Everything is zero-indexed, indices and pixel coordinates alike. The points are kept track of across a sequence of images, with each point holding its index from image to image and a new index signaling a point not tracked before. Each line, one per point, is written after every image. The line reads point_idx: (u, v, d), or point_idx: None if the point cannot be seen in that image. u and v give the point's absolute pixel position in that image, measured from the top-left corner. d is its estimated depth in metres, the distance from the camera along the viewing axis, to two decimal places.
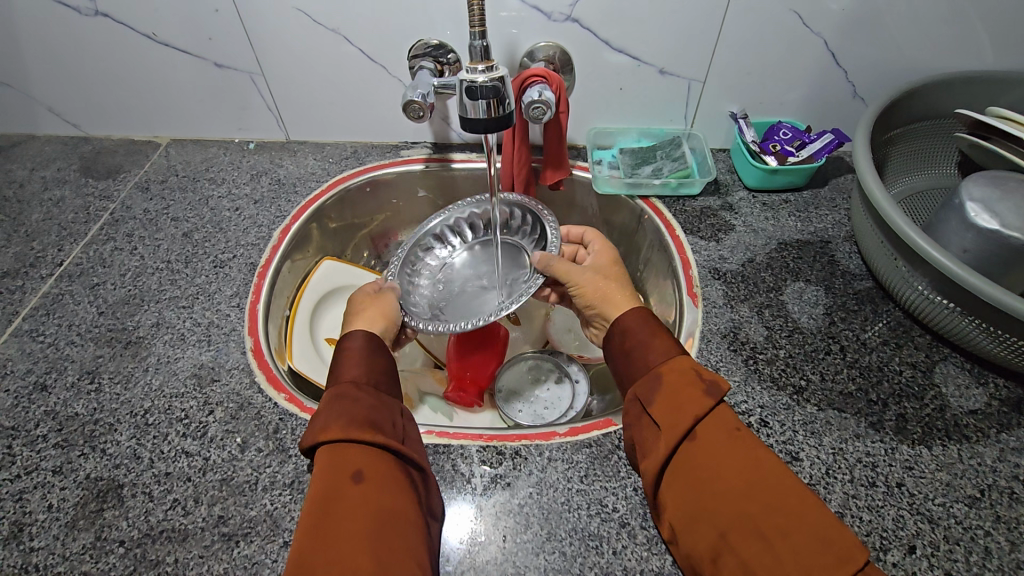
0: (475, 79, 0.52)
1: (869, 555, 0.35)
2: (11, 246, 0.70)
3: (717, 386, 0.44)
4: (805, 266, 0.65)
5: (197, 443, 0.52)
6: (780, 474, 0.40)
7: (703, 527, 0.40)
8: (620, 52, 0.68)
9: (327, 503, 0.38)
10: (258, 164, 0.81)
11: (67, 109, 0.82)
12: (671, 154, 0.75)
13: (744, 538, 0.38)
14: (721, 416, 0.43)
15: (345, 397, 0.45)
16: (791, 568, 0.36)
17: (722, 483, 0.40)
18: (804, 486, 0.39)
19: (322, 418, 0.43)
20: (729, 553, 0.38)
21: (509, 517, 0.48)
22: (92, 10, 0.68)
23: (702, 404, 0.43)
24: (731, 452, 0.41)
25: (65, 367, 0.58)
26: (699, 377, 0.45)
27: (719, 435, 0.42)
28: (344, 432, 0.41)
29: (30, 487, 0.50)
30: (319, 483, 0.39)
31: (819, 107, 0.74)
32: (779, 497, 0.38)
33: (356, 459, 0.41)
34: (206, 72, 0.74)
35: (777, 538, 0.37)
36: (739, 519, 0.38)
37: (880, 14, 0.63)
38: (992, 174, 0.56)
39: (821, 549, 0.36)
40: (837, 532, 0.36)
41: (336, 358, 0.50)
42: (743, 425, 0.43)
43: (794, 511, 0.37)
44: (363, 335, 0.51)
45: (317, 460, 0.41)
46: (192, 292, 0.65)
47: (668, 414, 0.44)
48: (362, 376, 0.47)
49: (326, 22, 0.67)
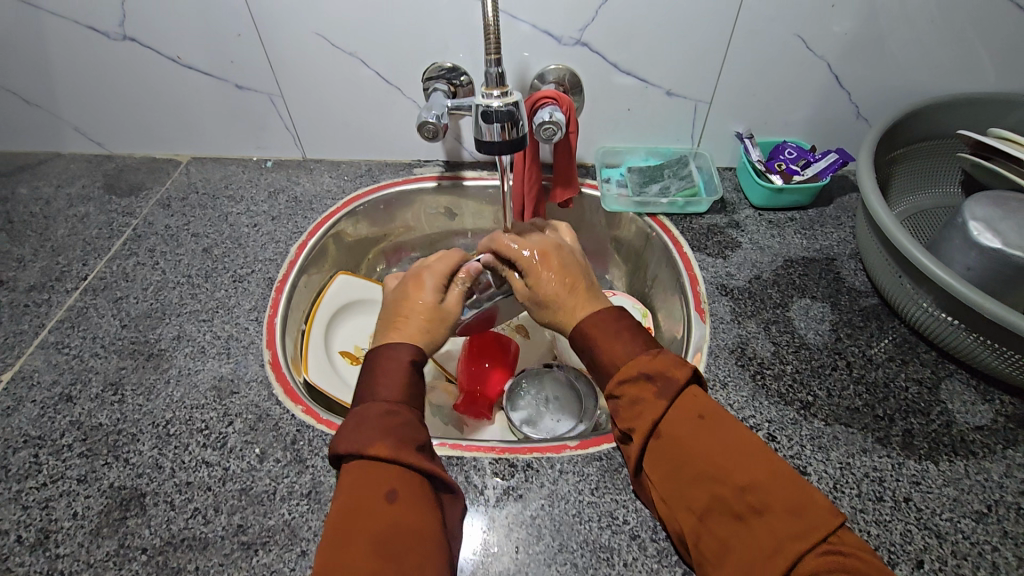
0: (491, 104, 0.54)
1: (841, 517, 0.37)
2: (37, 261, 0.73)
3: (672, 380, 0.44)
4: (811, 283, 0.66)
5: (217, 453, 0.54)
6: (751, 453, 0.41)
7: (683, 512, 0.42)
8: (628, 74, 0.70)
9: (359, 516, 0.39)
10: (276, 182, 0.83)
11: (92, 129, 0.85)
12: (679, 173, 0.77)
13: (721, 520, 0.39)
14: (684, 406, 0.44)
15: (393, 414, 0.44)
16: (767, 542, 0.37)
17: (698, 472, 0.41)
18: (771, 459, 0.40)
19: (368, 430, 0.42)
20: (707, 535, 0.40)
21: (522, 529, 0.49)
22: (120, 35, 0.71)
23: (658, 407, 0.44)
24: (704, 440, 0.42)
25: (90, 378, 0.60)
26: (649, 376, 0.45)
27: (685, 423, 0.43)
28: (392, 452, 0.41)
29: (55, 495, 0.51)
30: (349, 497, 0.40)
31: (824, 128, 0.76)
32: (755, 473, 0.40)
33: (390, 477, 0.40)
34: (228, 93, 0.77)
35: (750, 515, 0.38)
36: (716, 503, 0.40)
37: (882, 37, 0.65)
38: (994, 194, 0.57)
39: (797, 521, 0.37)
40: (807, 501, 0.38)
41: (377, 363, 0.49)
42: (708, 409, 0.44)
43: (767, 486, 0.39)
44: (412, 350, 0.50)
45: (355, 471, 0.41)
46: (212, 305, 0.67)
47: (632, 417, 0.45)
48: (401, 395, 0.47)
49: (344, 47, 0.70)
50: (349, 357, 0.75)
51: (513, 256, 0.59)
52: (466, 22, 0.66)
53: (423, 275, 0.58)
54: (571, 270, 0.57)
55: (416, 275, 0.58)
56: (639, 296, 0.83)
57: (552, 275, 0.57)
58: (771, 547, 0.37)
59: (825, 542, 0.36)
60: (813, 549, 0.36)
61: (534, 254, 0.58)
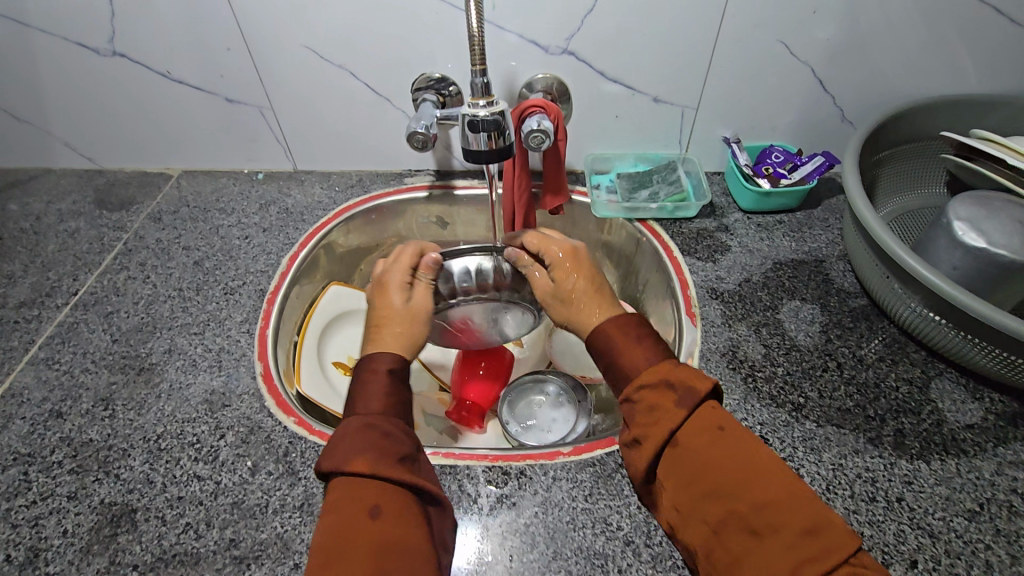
0: (477, 114, 0.54)
1: (860, 540, 0.35)
2: (28, 277, 0.73)
3: (692, 391, 0.43)
4: (800, 285, 0.67)
5: (209, 467, 0.53)
6: (769, 469, 0.40)
7: (695, 525, 0.40)
8: (615, 82, 0.71)
9: (342, 531, 0.38)
10: (267, 194, 0.83)
11: (81, 144, 0.85)
12: (667, 178, 0.78)
13: (736, 536, 0.38)
14: (702, 417, 0.42)
15: (375, 427, 0.43)
16: (783, 560, 0.36)
17: (714, 484, 0.39)
18: (791, 478, 0.39)
19: (349, 445, 0.42)
20: (721, 550, 0.38)
21: (515, 537, 0.48)
22: (110, 51, 0.72)
23: (676, 416, 0.42)
24: (721, 453, 0.40)
25: (80, 394, 0.60)
26: (672, 386, 0.44)
27: (703, 436, 0.41)
28: (371, 466, 0.40)
29: (45, 512, 0.51)
30: (333, 514, 0.39)
31: (810, 131, 0.76)
32: (773, 491, 0.38)
33: (373, 492, 0.40)
34: (218, 107, 0.77)
35: (767, 532, 0.37)
36: (731, 517, 0.38)
37: (864, 41, 0.66)
38: (978, 194, 0.57)
39: (813, 543, 0.36)
40: (827, 520, 0.37)
41: (360, 376, 0.48)
42: (726, 422, 0.42)
43: (784, 503, 0.37)
44: (389, 359, 0.49)
45: (338, 487, 0.40)
46: (204, 318, 0.67)
47: (646, 425, 0.43)
48: (384, 407, 0.46)
49: (333, 58, 0.70)
50: (342, 368, 0.75)
51: (544, 249, 0.57)
52: (453, 33, 0.67)
53: (386, 279, 0.57)
54: (599, 274, 0.56)
55: (380, 281, 0.57)
56: (632, 301, 0.83)
57: (580, 273, 0.55)
58: (791, 562, 0.35)
59: (846, 563, 0.35)
60: (835, 570, 0.34)
61: (566, 253, 0.56)
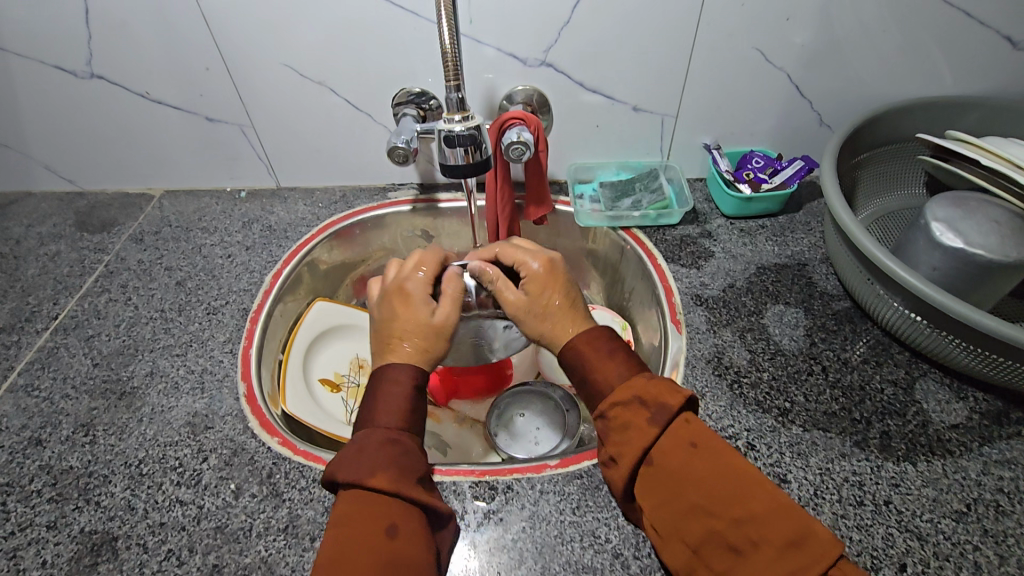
0: (453, 128, 0.55)
1: (841, 546, 0.35)
2: (7, 302, 0.72)
3: (664, 408, 0.42)
4: (784, 289, 0.67)
5: (191, 491, 0.53)
6: (746, 483, 0.39)
7: (675, 544, 0.40)
8: (595, 92, 0.71)
9: (354, 547, 0.37)
10: (249, 213, 0.83)
11: (63, 167, 0.84)
12: (649, 187, 0.79)
13: (718, 552, 0.38)
14: (674, 434, 0.42)
15: (394, 444, 0.43)
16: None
17: (690, 503, 0.39)
18: (768, 491, 0.38)
19: (370, 459, 0.41)
20: (703, 565, 0.38)
21: (503, 553, 0.48)
22: (88, 73, 0.71)
23: (648, 434, 0.42)
24: (696, 471, 0.40)
25: (59, 421, 0.59)
26: (643, 404, 0.43)
27: (677, 455, 0.41)
28: (393, 484, 0.40)
29: (24, 543, 0.50)
30: (346, 529, 0.38)
31: (789, 136, 0.77)
32: (750, 506, 0.38)
33: (392, 510, 0.39)
34: (198, 126, 0.77)
35: (747, 548, 0.37)
36: (711, 533, 0.38)
37: (838, 46, 0.67)
38: (955, 194, 0.58)
39: (794, 557, 0.36)
40: (809, 531, 0.36)
41: (378, 387, 0.47)
42: (701, 438, 0.42)
43: (763, 517, 0.37)
44: (414, 374, 0.48)
45: (351, 501, 0.39)
46: (186, 339, 0.66)
47: (621, 446, 0.43)
48: (403, 423, 0.45)
49: (312, 76, 0.70)
50: (330, 386, 0.74)
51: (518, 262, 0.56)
52: (431, 48, 0.67)
53: (408, 287, 0.54)
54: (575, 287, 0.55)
55: (400, 288, 0.54)
56: (618, 309, 0.83)
57: (554, 287, 0.54)
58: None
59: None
60: None
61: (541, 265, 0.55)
